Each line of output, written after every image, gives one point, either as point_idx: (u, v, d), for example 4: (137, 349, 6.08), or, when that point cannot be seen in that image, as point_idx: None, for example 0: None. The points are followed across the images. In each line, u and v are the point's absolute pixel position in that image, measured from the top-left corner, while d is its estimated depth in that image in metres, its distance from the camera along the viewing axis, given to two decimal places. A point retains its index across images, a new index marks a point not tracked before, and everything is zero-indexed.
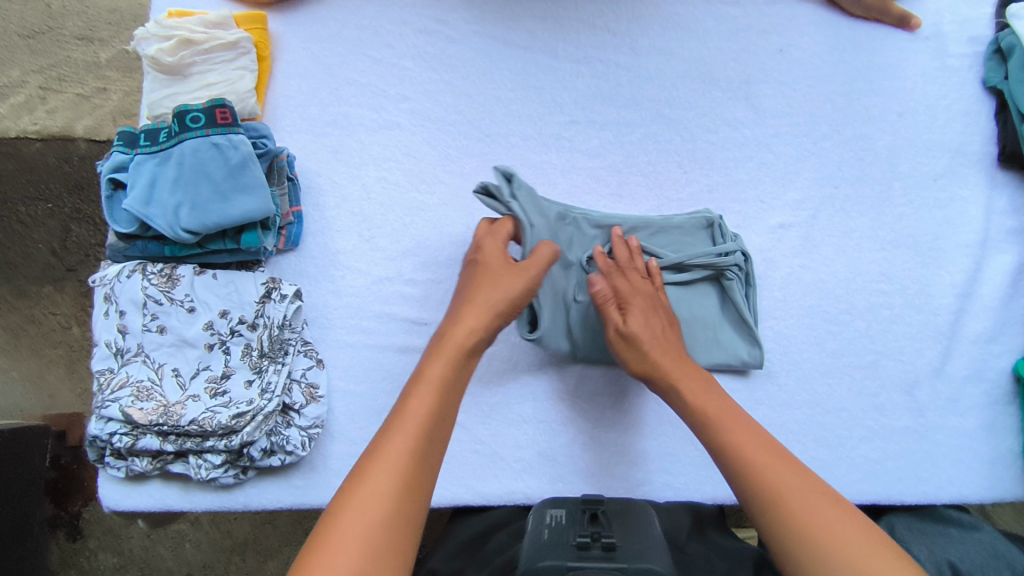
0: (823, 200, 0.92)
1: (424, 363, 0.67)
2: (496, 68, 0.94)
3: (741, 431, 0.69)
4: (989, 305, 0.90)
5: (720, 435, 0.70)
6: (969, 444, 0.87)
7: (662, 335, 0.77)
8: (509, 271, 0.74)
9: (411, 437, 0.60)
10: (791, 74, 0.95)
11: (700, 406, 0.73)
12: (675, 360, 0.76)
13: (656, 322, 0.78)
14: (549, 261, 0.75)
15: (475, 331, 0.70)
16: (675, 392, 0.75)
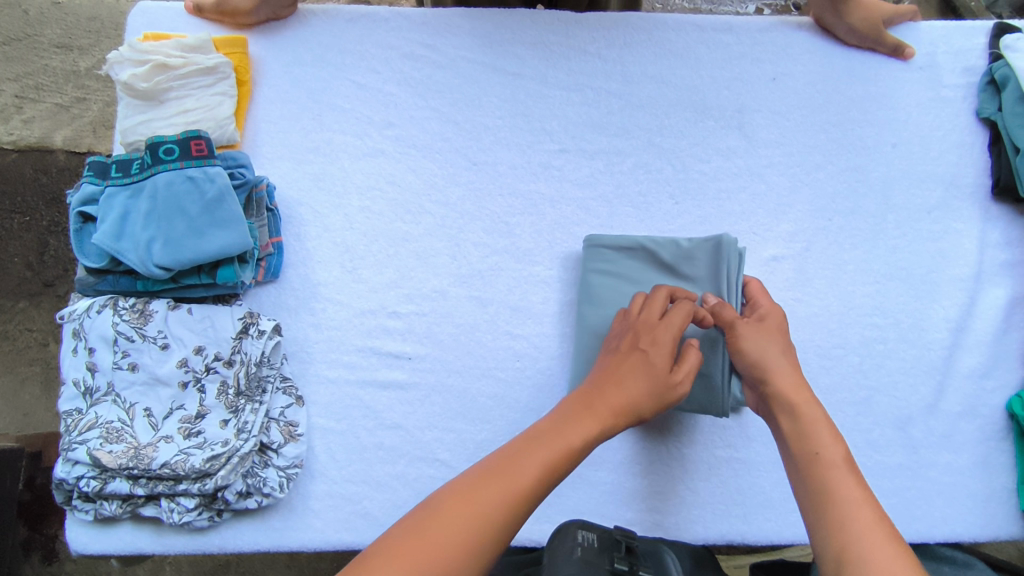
0: (816, 231, 0.91)
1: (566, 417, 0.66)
2: (485, 95, 0.90)
3: (851, 480, 0.63)
4: (985, 340, 0.88)
5: (824, 475, 0.64)
6: (963, 483, 0.85)
7: (786, 372, 0.72)
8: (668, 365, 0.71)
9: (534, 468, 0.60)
10: (784, 103, 0.94)
11: (810, 440, 0.67)
12: (800, 394, 0.70)
13: (781, 357, 0.73)
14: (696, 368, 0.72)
15: (616, 414, 0.68)
16: (787, 421, 0.69)
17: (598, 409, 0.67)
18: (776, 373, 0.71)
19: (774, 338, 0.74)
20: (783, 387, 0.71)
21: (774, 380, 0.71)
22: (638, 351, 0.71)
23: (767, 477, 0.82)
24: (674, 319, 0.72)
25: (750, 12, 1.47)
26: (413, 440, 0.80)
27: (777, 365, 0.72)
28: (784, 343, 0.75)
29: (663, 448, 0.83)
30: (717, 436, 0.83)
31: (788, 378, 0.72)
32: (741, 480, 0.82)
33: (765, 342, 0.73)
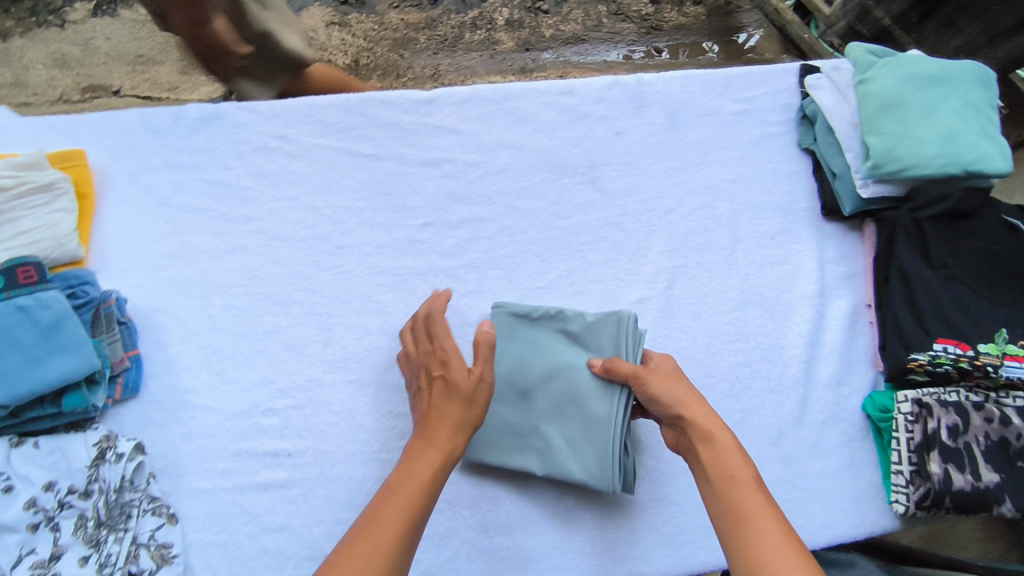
0: (675, 269, 0.96)
1: (415, 455, 0.69)
2: (344, 178, 0.92)
3: (760, 501, 0.62)
4: (836, 349, 0.96)
5: (733, 498, 0.63)
6: (835, 486, 0.91)
7: (701, 412, 0.70)
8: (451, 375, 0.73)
9: (404, 510, 0.63)
10: (632, 156, 1.00)
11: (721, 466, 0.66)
12: (711, 420, 0.69)
13: (687, 393, 0.73)
14: (484, 345, 0.74)
15: (452, 440, 0.70)
16: (702, 444, 0.68)
17: (435, 439, 0.70)
18: (685, 407, 0.71)
19: (677, 378, 0.75)
20: (691, 419, 0.70)
21: (684, 412, 0.70)
22: (435, 380, 0.74)
23: (659, 515, 0.85)
24: (440, 334, 0.77)
25: (621, 59, 1.58)
26: (300, 540, 0.77)
27: (687, 404, 0.71)
28: (684, 381, 0.75)
29: (556, 502, 0.84)
30: None
31: (704, 417, 0.70)
32: (634, 522, 0.84)
33: (670, 382, 0.74)
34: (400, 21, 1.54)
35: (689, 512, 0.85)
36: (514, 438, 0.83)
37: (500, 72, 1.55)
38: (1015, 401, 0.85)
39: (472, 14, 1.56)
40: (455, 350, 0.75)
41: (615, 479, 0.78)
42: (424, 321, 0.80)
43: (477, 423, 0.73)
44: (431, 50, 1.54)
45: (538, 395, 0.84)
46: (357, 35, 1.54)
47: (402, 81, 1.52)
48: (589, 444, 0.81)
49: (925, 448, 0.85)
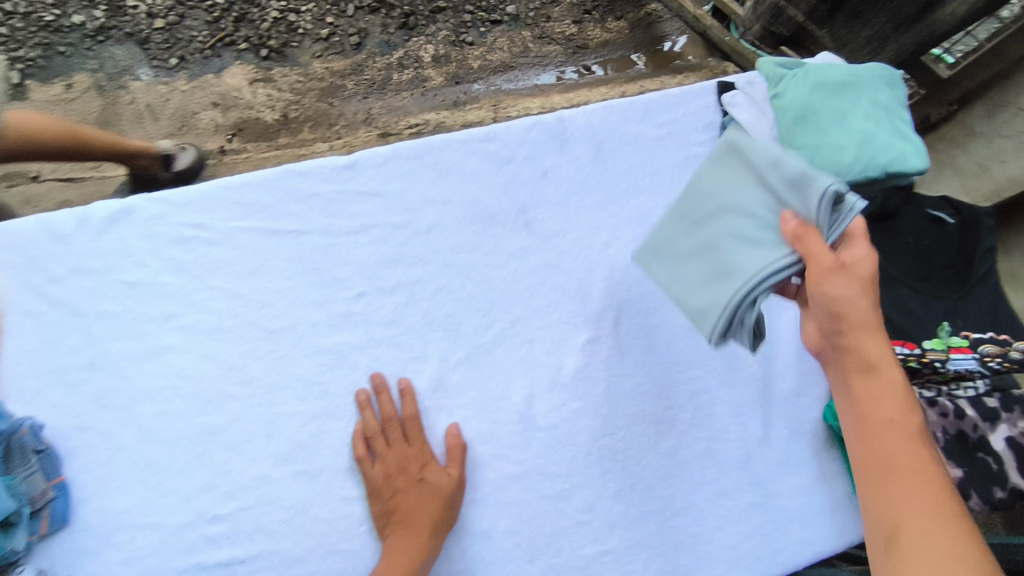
0: (620, 304, 0.95)
1: (397, 559, 0.74)
2: (269, 259, 0.88)
3: (912, 452, 0.58)
4: (790, 361, 0.96)
5: (878, 443, 0.60)
6: (808, 501, 0.91)
7: (866, 334, 0.64)
8: (434, 478, 0.80)
9: None
10: (562, 195, 0.99)
11: (874, 407, 0.62)
12: (882, 354, 0.62)
13: (867, 312, 0.64)
14: (461, 453, 0.83)
15: (430, 543, 0.77)
16: (867, 377, 0.63)
17: (415, 543, 0.75)
18: (854, 324, 0.64)
19: (866, 288, 0.64)
20: (861, 352, 0.63)
21: (853, 333, 0.64)
22: (415, 482, 0.79)
23: (637, 561, 0.85)
24: (418, 438, 0.82)
25: (552, 82, 1.58)
26: None
27: (855, 320, 0.64)
28: (861, 290, 0.64)
29: (529, 566, 0.82)
30: (580, 535, 0.84)
31: (870, 342, 0.64)
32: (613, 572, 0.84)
33: (854, 293, 0.64)
34: (325, 69, 1.48)
35: (665, 554, 0.86)
36: (672, 255, 0.90)
37: (432, 109, 1.49)
38: (966, 392, 0.86)
39: (398, 55, 1.52)
40: (431, 455, 0.82)
41: (720, 325, 0.78)
42: (394, 421, 0.82)
43: (452, 521, 0.80)
44: (361, 94, 1.48)
45: (705, 229, 0.86)
46: (283, 88, 1.47)
47: (336, 129, 1.45)
48: (718, 286, 0.81)
49: None
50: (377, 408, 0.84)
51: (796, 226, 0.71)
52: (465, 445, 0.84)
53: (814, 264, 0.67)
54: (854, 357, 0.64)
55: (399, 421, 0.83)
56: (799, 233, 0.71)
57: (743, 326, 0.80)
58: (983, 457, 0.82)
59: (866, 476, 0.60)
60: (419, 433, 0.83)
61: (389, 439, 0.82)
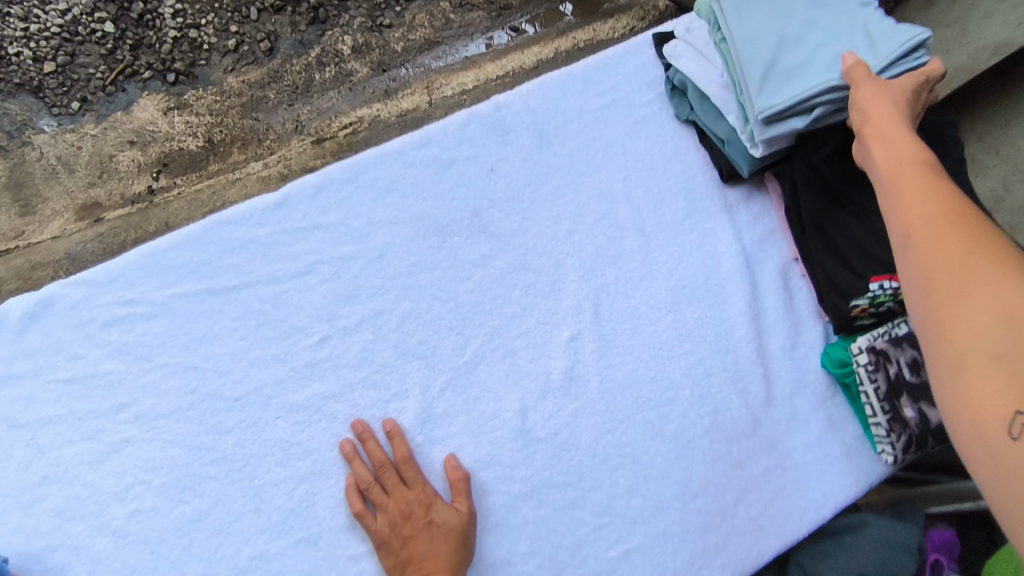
0: (597, 291, 0.90)
1: None
2: (216, 322, 0.81)
3: (919, 176, 0.63)
4: (778, 316, 0.93)
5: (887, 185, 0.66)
6: (823, 452, 0.89)
7: (876, 119, 0.73)
8: (442, 519, 0.74)
9: None
10: (514, 189, 0.93)
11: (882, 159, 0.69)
12: (893, 129, 0.71)
13: (885, 105, 0.74)
14: (464, 483, 0.78)
15: None
16: (883, 147, 0.70)
17: None
18: (870, 111, 0.75)
19: (894, 93, 0.76)
20: (878, 131, 0.72)
21: (866, 121, 0.75)
22: (423, 526, 0.74)
23: (665, 551, 0.82)
24: (417, 479, 0.77)
25: (482, 51, 1.35)
26: None
27: (871, 108, 0.75)
28: (880, 91, 0.76)
29: None
30: (602, 540, 0.81)
31: (882, 122, 0.73)
32: (644, 568, 0.81)
33: (880, 92, 0.76)
34: (240, 82, 1.24)
35: (692, 539, 0.83)
36: (756, 28, 0.88)
37: (365, 104, 1.26)
38: None
39: (314, 53, 1.28)
40: (434, 493, 0.77)
41: (784, 104, 0.83)
42: (388, 466, 0.77)
43: (468, 558, 0.76)
44: (285, 103, 1.24)
45: (785, 31, 0.87)
46: (201, 112, 1.21)
47: (267, 144, 1.22)
48: (797, 72, 0.84)
49: (894, 395, 0.83)
50: (365, 456, 0.79)
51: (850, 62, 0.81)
52: (468, 474, 0.80)
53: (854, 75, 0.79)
54: (875, 129, 0.73)
55: (392, 466, 0.77)
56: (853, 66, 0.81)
57: (787, 119, 0.86)
58: None
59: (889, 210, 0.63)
60: (418, 474, 0.77)
61: (387, 487, 0.76)
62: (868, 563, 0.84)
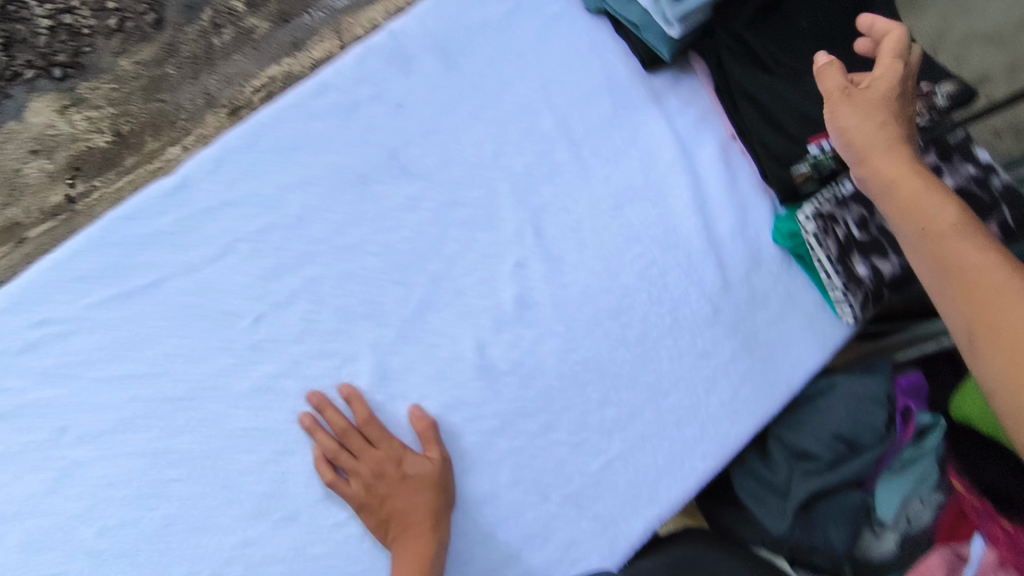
0: (535, 211, 0.86)
1: (402, 554, 0.71)
2: (141, 324, 0.76)
3: (974, 249, 0.62)
4: (724, 198, 0.90)
5: (936, 250, 0.65)
6: (785, 326, 0.89)
7: (891, 172, 0.69)
8: (418, 471, 0.74)
9: None
10: (428, 121, 0.86)
11: (913, 214, 0.67)
12: (894, 168, 0.69)
13: (878, 133, 0.71)
14: (433, 429, 0.77)
15: (437, 529, 0.73)
16: (911, 209, 0.67)
17: (417, 536, 0.72)
18: (856, 136, 0.71)
19: (875, 109, 0.71)
20: (882, 168, 0.70)
21: (863, 161, 0.71)
22: (401, 480, 0.74)
23: (646, 452, 0.83)
24: (385, 437, 0.76)
25: None
26: None
27: (859, 134, 0.71)
28: (862, 112, 0.72)
29: (544, 506, 0.80)
30: (582, 455, 0.82)
31: (903, 176, 0.68)
32: (628, 472, 0.82)
33: (861, 117, 0.71)
34: (137, 65, 1.10)
35: (670, 435, 0.84)
36: None
37: (274, 61, 1.15)
38: None
39: (207, 16, 1.13)
40: (405, 446, 0.76)
41: None
42: (351, 431, 0.75)
43: (452, 499, 0.77)
44: (190, 77, 1.12)
45: None
46: (101, 104, 1.09)
47: (181, 125, 1.11)
48: None
49: (845, 256, 0.82)
50: (328, 425, 0.77)
51: (821, 62, 0.75)
52: (435, 422, 0.78)
53: (832, 101, 0.73)
54: (888, 186, 0.70)
55: (356, 429, 0.76)
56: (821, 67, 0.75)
57: None
58: None
59: (947, 299, 0.64)
60: (385, 431, 0.76)
61: (356, 451, 0.75)
62: (843, 422, 0.87)
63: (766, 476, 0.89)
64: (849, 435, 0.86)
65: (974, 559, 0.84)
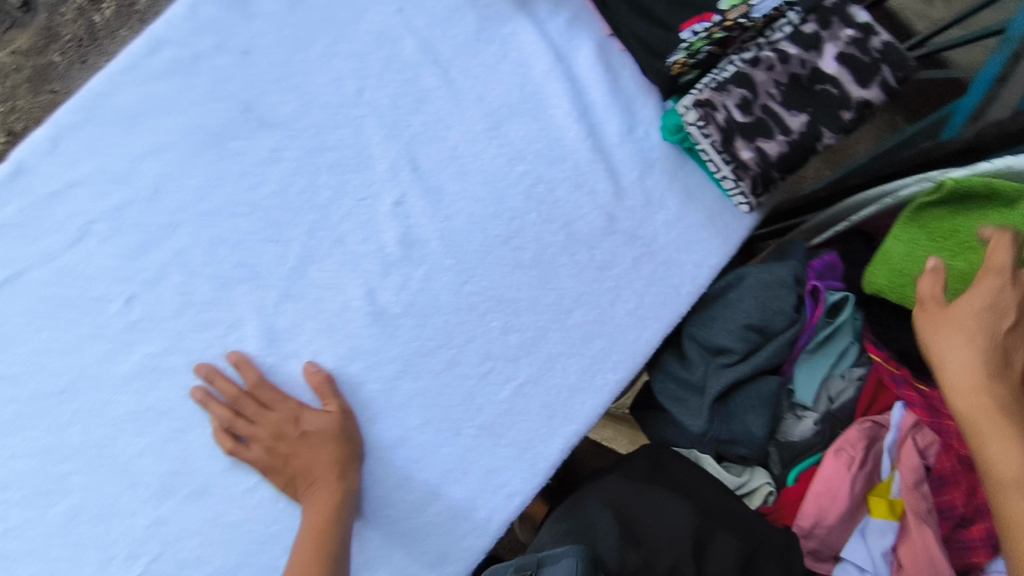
0: (407, 144, 0.81)
1: (310, 499, 0.71)
2: (4, 323, 0.72)
3: None
4: (608, 100, 0.86)
5: (998, 500, 0.61)
6: (685, 226, 0.86)
7: (964, 380, 0.67)
8: (317, 426, 0.73)
9: (316, 554, 0.68)
10: (279, 64, 0.79)
11: (972, 429, 0.65)
12: (973, 398, 0.66)
13: (970, 358, 0.67)
14: (329, 382, 0.76)
15: (342, 473, 0.73)
16: (981, 421, 0.64)
17: (323, 482, 0.72)
18: (955, 378, 0.68)
19: (972, 336, 0.68)
20: (964, 392, 0.67)
21: (945, 377, 0.68)
22: (300, 435, 0.73)
23: (556, 372, 0.82)
24: (280, 398, 0.74)
25: None
26: None
27: (955, 371, 0.68)
28: (966, 351, 0.68)
29: (458, 440, 0.80)
30: (490, 385, 0.81)
31: (974, 397, 0.66)
32: (540, 395, 0.82)
33: (962, 347, 0.68)
34: None
35: (578, 353, 0.83)
36: None
37: None
38: (783, 32, 0.79)
39: None
40: (301, 403, 0.75)
41: None
42: (243, 397, 0.74)
43: (359, 444, 0.76)
44: None
45: None
46: None
47: None
48: None
49: (729, 142, 0.78)
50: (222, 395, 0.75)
51: (930, 274, 0.72)
52: (331, 374, 0.77)
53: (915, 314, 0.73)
54: (960, 394, 0.67)
55: (249, 394, 0.74)
56: (928, 274, 0.72)
57: None
58: (822, 88, 0.78)
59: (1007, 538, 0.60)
60: (280, 392, 0.75)
61: (252, 416, 0.74)
62: (752, 311, 0.86)
63: (684, 376, 0.89)
64: (760, 324, 0.85)
65: (891, 424, 0.89)
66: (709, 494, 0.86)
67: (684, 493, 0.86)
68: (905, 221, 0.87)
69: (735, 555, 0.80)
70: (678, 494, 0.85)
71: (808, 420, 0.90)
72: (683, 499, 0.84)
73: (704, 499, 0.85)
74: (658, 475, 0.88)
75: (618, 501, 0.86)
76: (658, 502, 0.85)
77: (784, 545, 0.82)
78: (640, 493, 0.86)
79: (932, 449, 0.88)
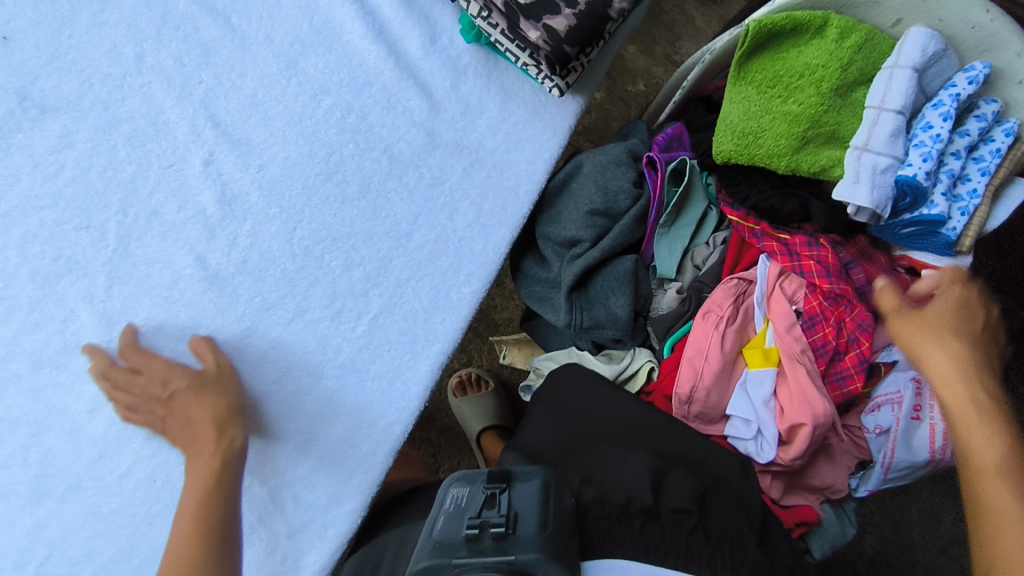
0: (204, 101, 0.79)
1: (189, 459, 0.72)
2: None
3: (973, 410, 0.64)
4: (402, 16, 0.86)
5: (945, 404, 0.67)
6: (508, 124, 0.88)
7: (922, 326, 0.72)
8: (185, 389, 0.73)
9: (196, 509, 0.69)
10: (46, 44, 0.76)
11: (924, 364, 0.70)
12: (927, 335, 0.71)
13: (938, 320, 0.72)
14: (200, 342, 0.75)
15: (221, 431, 0.73)
16: (932, 349, 0.70)
17: (202, 439, 0.72)
18: (909, 329, 0.73)
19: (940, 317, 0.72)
20: (914, 328, 0.72)
21: (902, 329, 0.73)
22: (172, 399, 0.73)
23: (409, 296, 0.82)
24: (148, 364, 0.73)
25: None
26: None
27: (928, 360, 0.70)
28: (937, 315, 0.72)
29: (323, 382, 0.79)
30: (345, 322, 0.80)
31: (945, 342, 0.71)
32: (396, 322, 0.82)
33: (923, 322, 0.72)
34: None
35: (426, 273, 0.83)
36: None
37: None
38: None
39: None
40: (174, 366, 0.74)
41: None
42: (108, 377, 0.73)
43: (241, 396, 0.76)
44: None
45: None
46: None
47: None
48: None
49: (515, 26, 0.78)
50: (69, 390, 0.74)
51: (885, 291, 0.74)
52: (207, 336, 0.76)
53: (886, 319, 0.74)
54: (915, 336, 0.72)
55: (108, 371, 0.73)
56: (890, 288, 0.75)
57: None
58: None
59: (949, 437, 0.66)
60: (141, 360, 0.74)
61: (123, 388, 0.72)
62: (593, 196, 0.87)
63: (545, 275, 0.92)
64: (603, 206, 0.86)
65: (760, 277, 0.88)
66: (666, 443, 0.78)
67: (635, 442, 0.77)
68: (733, 81, 0.84)
69: (693, 492, 0.68)
70: (622, 443, 0.76)
71: (672, 291, 0.93)
72: (632, 448, 0.74)
73: (660, 447, 0.77)
74: (599, 428, 0.81)
75: (563, 467, 0.76)
76: (609, 459, 0.74)
77: (739, 481, 0.76)
78: (585, 456, 0.77)
79: (801, 293, 0.88)
